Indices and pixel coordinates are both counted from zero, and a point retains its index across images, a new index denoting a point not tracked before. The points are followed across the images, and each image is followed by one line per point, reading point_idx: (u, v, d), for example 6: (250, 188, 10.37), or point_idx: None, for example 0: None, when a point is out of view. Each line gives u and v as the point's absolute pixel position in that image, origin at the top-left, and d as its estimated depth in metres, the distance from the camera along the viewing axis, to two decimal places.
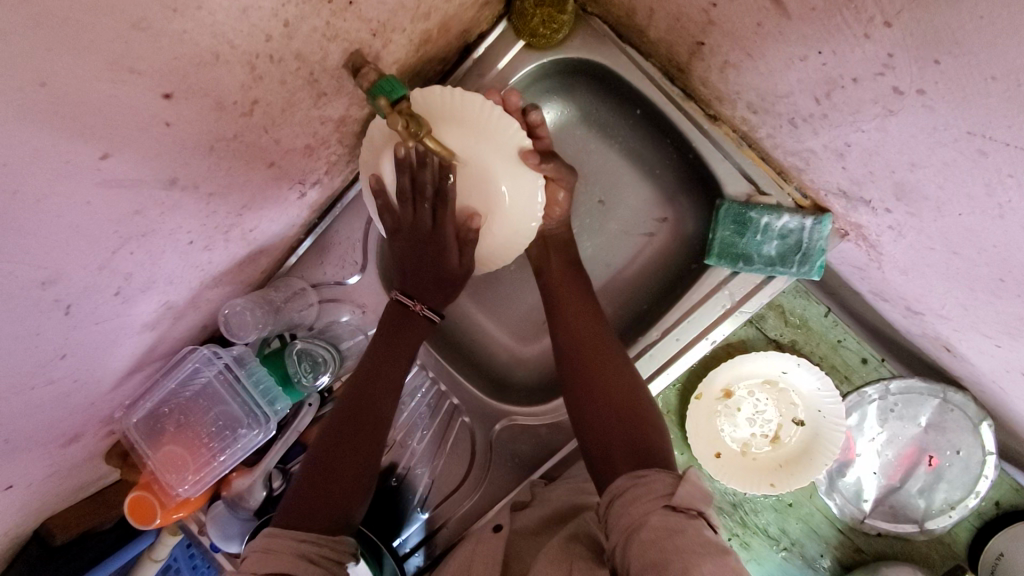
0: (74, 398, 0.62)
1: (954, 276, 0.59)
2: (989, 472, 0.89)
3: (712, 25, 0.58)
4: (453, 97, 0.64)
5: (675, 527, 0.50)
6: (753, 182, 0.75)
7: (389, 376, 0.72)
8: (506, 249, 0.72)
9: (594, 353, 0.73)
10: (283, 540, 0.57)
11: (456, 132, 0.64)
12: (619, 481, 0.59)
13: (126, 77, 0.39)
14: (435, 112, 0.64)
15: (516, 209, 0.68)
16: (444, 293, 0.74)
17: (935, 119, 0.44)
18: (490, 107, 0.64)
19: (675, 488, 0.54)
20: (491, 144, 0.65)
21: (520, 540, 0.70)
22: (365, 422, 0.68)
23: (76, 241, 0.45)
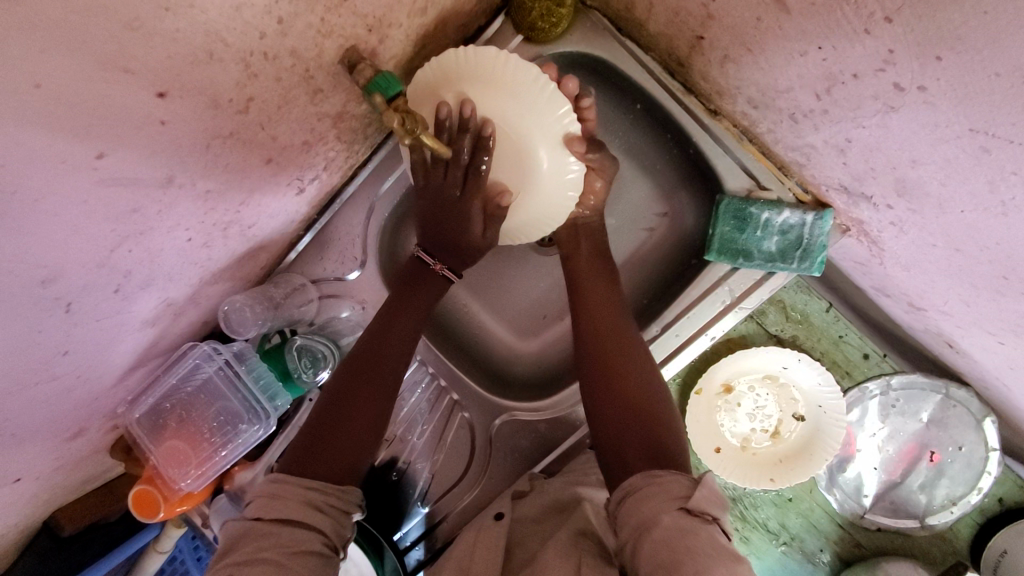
0: (77, 394, 0.63)
1: (957, 274, 0.59)
2: (991, 469, 0.88)
3: (711, 19, 0.57)
4: (508, 67, 0.60)
5: (687, 528, 0.50)
6: (753, 177, 0.75)
7: (388, 359, 0.71)
8: (529, 228, 0.71)
9: (621, 352, 0.72)
10: (290, 486, 0.57)
11: (504, 105, 0.61)
12: (634, 479, 0.58)
13: (119, 77, 0.39)
14: (483, 78, 0.61)
15: (547, 194, 0.66)
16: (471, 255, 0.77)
17: (937, 115, 0.43)
18: (544, 83, 0.60)
19: (692, 491, 0.54)
20: (539, 124, 0.61)
21: (524, 529, 0.71)
22: (374, 373, 0.69)
23: (74, 240, 0.45)
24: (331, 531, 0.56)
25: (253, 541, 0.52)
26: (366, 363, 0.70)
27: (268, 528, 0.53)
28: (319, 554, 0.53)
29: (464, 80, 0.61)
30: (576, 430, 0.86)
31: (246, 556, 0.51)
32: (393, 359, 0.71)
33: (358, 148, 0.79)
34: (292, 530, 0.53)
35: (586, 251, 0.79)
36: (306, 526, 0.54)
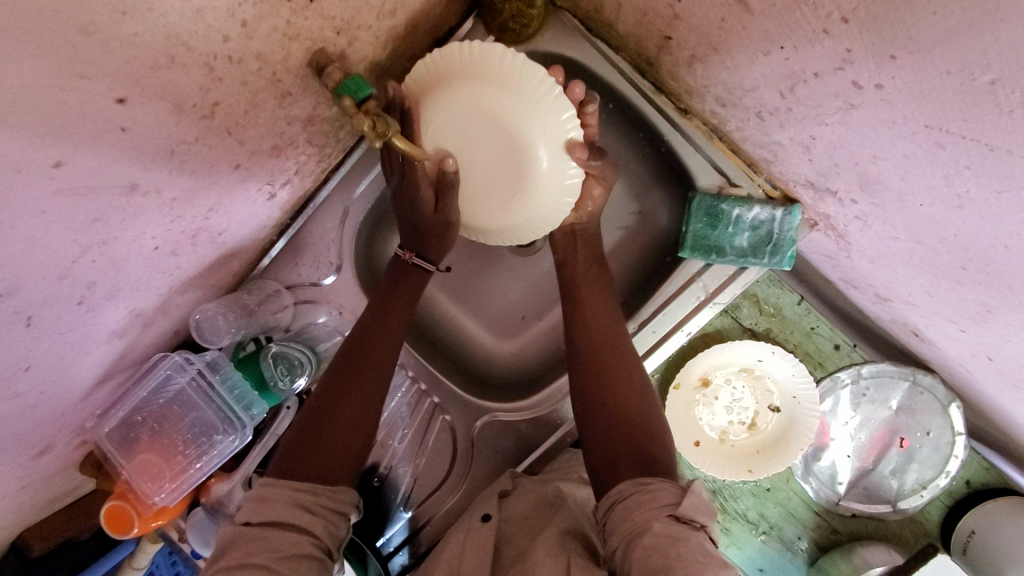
0: (40, 410, 0.61)
1: (920, 265, 0.61)
2: (958, 453, 0.91)
3: (677, 20, 0.58)
4: (520, 67, 0.59)
5: (677, 535, 0.50)
6: (724, 174, 0.76)
7: (378, 353, 0.70)
8: (519, 232, 0.69)
9: (614, 360, 0.72)
10: (277, 489, 0.56)
11: (509, 104, 0.60)
12: (622, 486, 0.58)
13: (75, 83, 0.37)
14: (492, 75, 0.60)
15: (544, 199, 0.64)
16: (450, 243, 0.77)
17: (894, 112, 0.44)
18: (553, 88, 0.59)
19: (681, 498, 0.54)
20: (541, 127, 0.60)
21: (512, 527, 0.70)
22: (363, 367, 0.68)
23: (34, 251, 0.44)
24: (321, 531, 0.55)
25: (242, 546, 0.51)
26: (356, 358, 0.69)
27: (260, 532, 0.52)
28: (312, 557, 0.53)
29: (473, 76, 0.60)
30: (558, 429, 0.86)
31: (236, 563, 0.50)
32: (380, 354, 0.70)
33: (329, 151, 0.78)
34: (282, 533, 0.53)
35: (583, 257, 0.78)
36: (296, 528, 0.54)
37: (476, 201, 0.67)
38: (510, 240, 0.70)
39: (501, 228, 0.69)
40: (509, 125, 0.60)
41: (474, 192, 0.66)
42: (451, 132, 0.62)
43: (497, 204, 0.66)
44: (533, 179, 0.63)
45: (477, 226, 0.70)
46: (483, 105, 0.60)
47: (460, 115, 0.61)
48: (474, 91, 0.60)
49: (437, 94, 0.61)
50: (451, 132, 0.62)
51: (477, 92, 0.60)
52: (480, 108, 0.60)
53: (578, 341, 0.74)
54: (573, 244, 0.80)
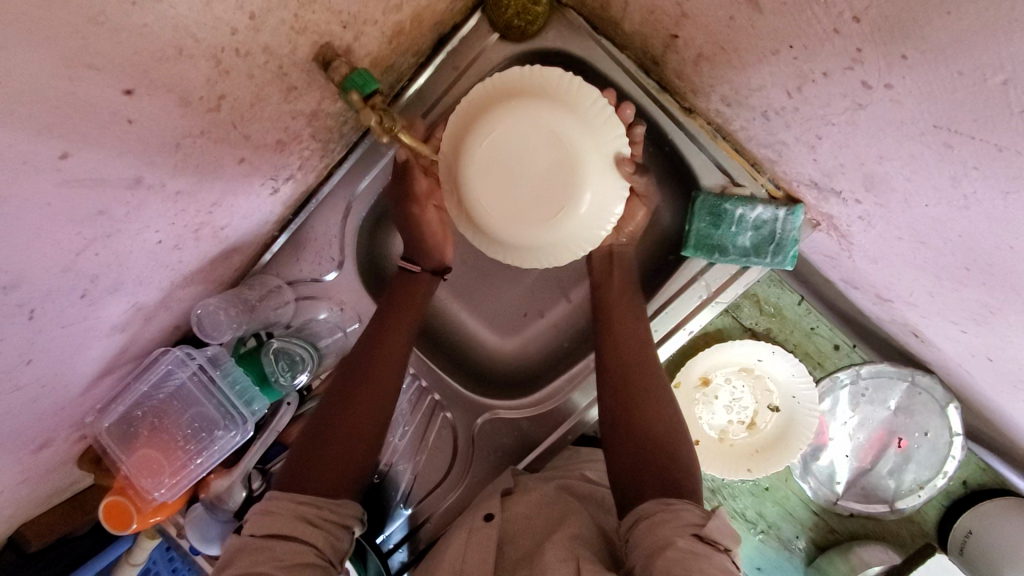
0: (40, 404, 0.60)
1: (922, 265, 0.61)
2: (956, 453, 0.92)
3: (685, 18, 0.58)
4: (573, 87, 0.63)
5: (700, 552, 0.51)
6: (727, 174, 0.76)
7: (386, 370, 0.71)
8: (563, 250, 0.66)
9: (637, 376, 0.72)
10: (281, 502, 0.57)
11: (567, 121, 0.62)
12: (647, 504, 0.59)
13: (84, 73, 0.37)
14: (549, 96, 0.63)
15: (595, 211, 0.64)
16: (435, 249, 0.81)
17: (902, 112, 0.44)
18: (606, 106, 0.63)
19: (705, 521, 0.55)
20: (595, 141, 0.63)
21: (515, 526, 0.70)
22: (370, 383, 0.69)
23: (39, 243, 0.43)
24: (322, 544, 0.55)
25: (250, 556, 0.51)
26: (363, 374, 0.70)
27: (263, 542, 0.53)
28: (316, 566, 0.53)
29: (529, 95, 0.63)
30: (559, 427, 0.86)
31: (239, 572, 0.50)
32: (388, 370, 0.71)
33: (333, 147, 0.78)
34: (285, 544, 0.53)
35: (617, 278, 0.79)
36: (303, 543, 0.54)
37: (523, 216, 0.65)
38: (551, 261, 0.68)
39: (545, 246, 0.66)
40: (565, 138, 0.62)
41: (523, 207, 0.64)
42: (507, 147, 0.63)
43: (546, 218, 0.64)
44: (587, 190, 0.63)
45: (519, 247, 0.67)
46: (542, 118, 0.62)
47: (517, 129, 0.63)
48: (532, 106, 0.62)
49: (494, 112, 0.63)
50: (507, 147, 0.63)
51: (534, 108, 0.62)
52: (537, 123, 0.62)
53: (607, 366, 0.74)
54: (608, 265, 0.81)
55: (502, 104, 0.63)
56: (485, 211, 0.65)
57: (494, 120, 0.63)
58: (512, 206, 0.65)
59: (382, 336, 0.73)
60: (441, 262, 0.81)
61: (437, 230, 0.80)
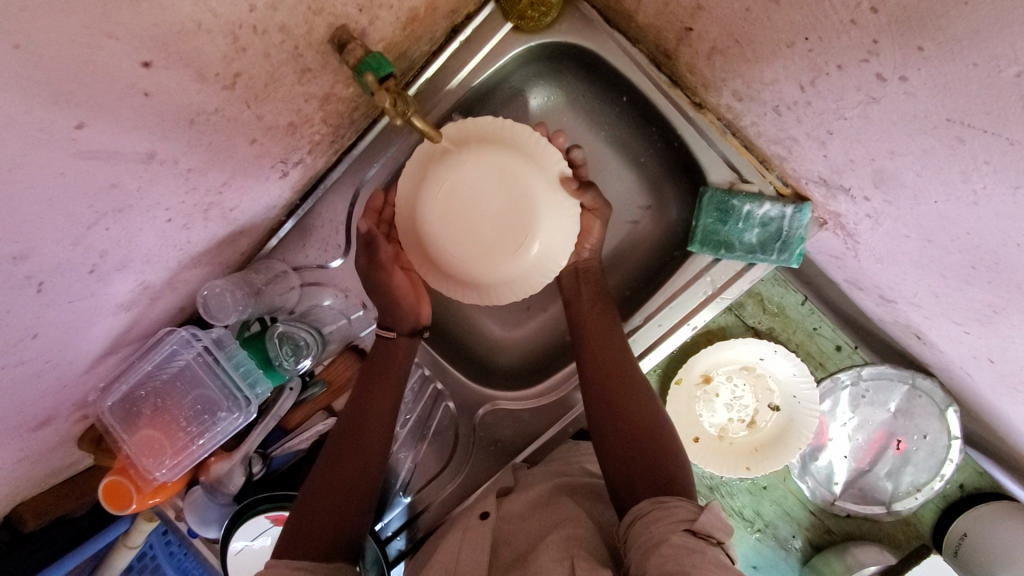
0: (45, 379, 0.61)
1: (928, 265, 0.61)
2: (954, 457, 0.92)
3: (701, 10, 0.58)
4: (503, 127, 0.69)
5: (693, 546, 0.51)
6: (735, 170, 0.76)
7: (371, 435, 0.74)
8: (533, 277, 0.72)
9: (624, 387, 0.73)
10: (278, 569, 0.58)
11: (504, 156, 0.68)
12: (641, 504, 0.59)
13: (103, 42, 0.37)
14: (482, 142, 0.69)
15: (552, 231, 0.70)
16: (410, 310, 0.80)
17: (916, 106, 0.44)
18: (536, 136, 0.69)
19: (698, 515, 0.55)
20: (537, 168, 0.69)
21: (510, 526, 0.70)
22: (354, 449, 0.72)
23: (51, 214, 0.44)
24: None
25: None
26: (348, 441, 0.73)
27: None
28: None
29: (464, 146, 0.69)
30: (557, 420, 0.86)
31: None
32: (373, 434, 0.74)
33: (343, 133, 0.78)
34: None
35: (587, 293, 0.81)
36: None
37: (489, 255, 0.70)
38: (524, 289, 0.72)
39: (516, 277, 0.71)
40: (509, 173, 0.68)
41: (487, 248, 0.70)
42: (460, 195, 0.69)
43: (511, 250, 0.69)
44: (541, 215, 0.69)
45: (492, 283, 0.72)
46: (484, 159, 0.68)
47: (464, 177, 0.69)
48: (471, 153, 0.68)
49: (439, 168, 0.69)
50: (459, 195, 0.69)
51: (473, 155, 0.68)
52: (480, 167, 0.68)
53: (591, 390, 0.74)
54: (577, 280, 0.82)
55: (445, 157, 0.69)
56: (457, 258, 0.70)
57: (442, 174, 0.69)
58: (477, 248, 0.70)
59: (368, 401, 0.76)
60: (415, 322, 0.80)
61: (407, 293, 0.80)
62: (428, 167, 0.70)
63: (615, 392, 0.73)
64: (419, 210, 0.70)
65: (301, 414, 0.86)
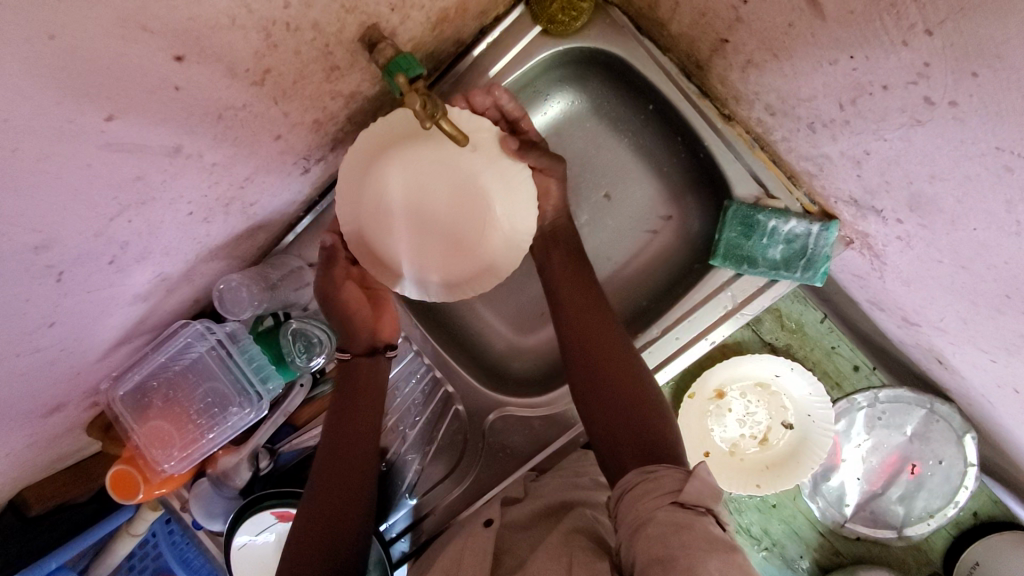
0: (58, 368, 0.60)
1: (959, 291, 0.60)
2: (969, 484, 0.90)
3: (739, 23, 0.57)
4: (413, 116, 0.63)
5: (680, 522, 0.50)
6: (762, 185, 0.75)
7: (363, 439, 0.75)
8: (509, 252, 0.70)
9: (626, 387, 0.70)
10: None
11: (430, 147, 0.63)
12: (630, 477, 0.59)
13: (138, 36, 0.37)
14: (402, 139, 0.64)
15: (509, 199, 0.67)
16: (365, 330, 0.79)
17: (964, 131, 0.43)
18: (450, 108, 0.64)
19: (684, 485, 0.54)
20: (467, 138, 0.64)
21: (512, 535, 0.70)
22: (349, 453, 0.74)
23: (74, 205, 0.43)
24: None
25: None
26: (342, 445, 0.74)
27: None
28: None
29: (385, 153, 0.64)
30: (571, 428, 0.85)
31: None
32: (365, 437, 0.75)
33: None
34: None
35: (565, 269, 0.79)
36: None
37: (457, 251, 0.68)
38: (506, 266, 0.71)
39: (495, 255, 0.69)
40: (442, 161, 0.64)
41: (457, 244, 0.68)
42: (414, 200, 0.65)
43: (478, 234, 0.67)
44: (490, 187, 0.66)
45: (472, 268, 0.69)
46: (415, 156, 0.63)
47: (407, 179, 0.64)
48: (394, 155, 0.63)
49: (372, 182, 0.65)
50: (408, 200, 0.65)
51: (401, 157, 0.63)
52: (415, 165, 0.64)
53: (586, 403, 0.71)
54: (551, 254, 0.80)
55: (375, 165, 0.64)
56: (431, 261, 0.69)
57: (381, 186, 0.65)
58: (443, 248, 0.68)
59: (356, 403, 0.77)
60: (371, 341, 0.80)
61: (359, 313, 0.78)
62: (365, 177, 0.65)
63: (620, 390, 0.69)
64: (372, 224, 0.67)
65: (311, 411, 0.85)
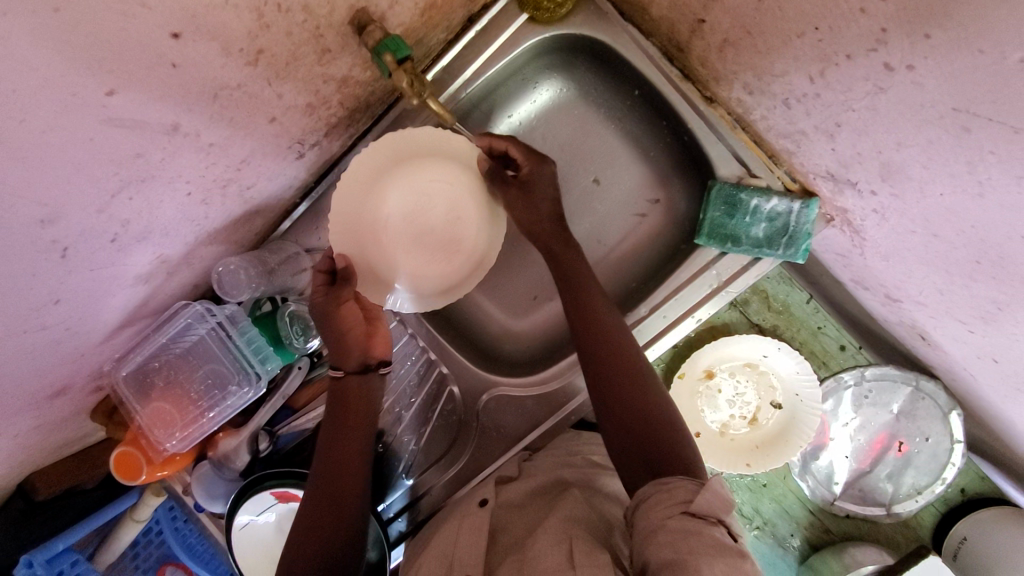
0: (62, 347, 0.62)
1: (934, 260, 0.62)
2: (956, 461, 0.92)
3: (714, 1, 0.59)
4: (402, 141, 0.72)
5: (691, 529, 0.51)
6: (745, 165, 0.77)
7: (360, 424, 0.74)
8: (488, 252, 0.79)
9: (628, 375, 0.70)
10: None
11: (424, 167, 0.74)
12: (644, 488, 0.59)
13: (137, 11, 0.39)
14: (396, 162, 0.73)
15: (485, 205, 0.78)
16: (358, 347, 0.76)
17: (923, 95, 0.45)
18: (431, 131, 0.73)
19: (696, 496, 0.55)
20: (448, 156, 0.75)
21: (506, 513, 0.71)
22: (346, 441, 0.73)
23: (78, 179, 0.45)
24: None
25: None
26: (336, 432, 0.73)
27: None
28: None
29: (382, 174, 0.73)
30: (562, 408, 0.86)
31: None
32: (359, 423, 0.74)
33: (359, 117, 0.78)
34: None
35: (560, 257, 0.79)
36: None
37: (447, 253, 0.77)
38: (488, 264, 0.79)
39: (483, 249, 0.79)
40: (432, 177, 0.74)
41: (447, 246, 0.77)
42: (408, 211, 0.75)
43: (464, 236, 0.78)
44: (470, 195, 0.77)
45: (465, 263, 0.78)
46: (410, 174, 0.73)
47: (406, 195, 0.74)
48: (392, 176, 0.73)
49: (373, 199, 0.73)
50: (406, 212, 0.74)
51: (397, 176, 0.73)
52: (402, 187, 0.74)
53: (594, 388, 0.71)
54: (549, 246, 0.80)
55: (374, 186, 0.73)
56: (426, 264, 0.77)
57: (381, 201, 0.74)
58: (436, 252, 0.77)
59: (349, 391, 0.76)
60: (364, 358, 0.77)
61: (355, 327, 0.76)
62: (361, 197, 0.73)
63: (622, 371, 0.70)
64: (372, 235, 0.74)
65: (309, 394, 0.86)
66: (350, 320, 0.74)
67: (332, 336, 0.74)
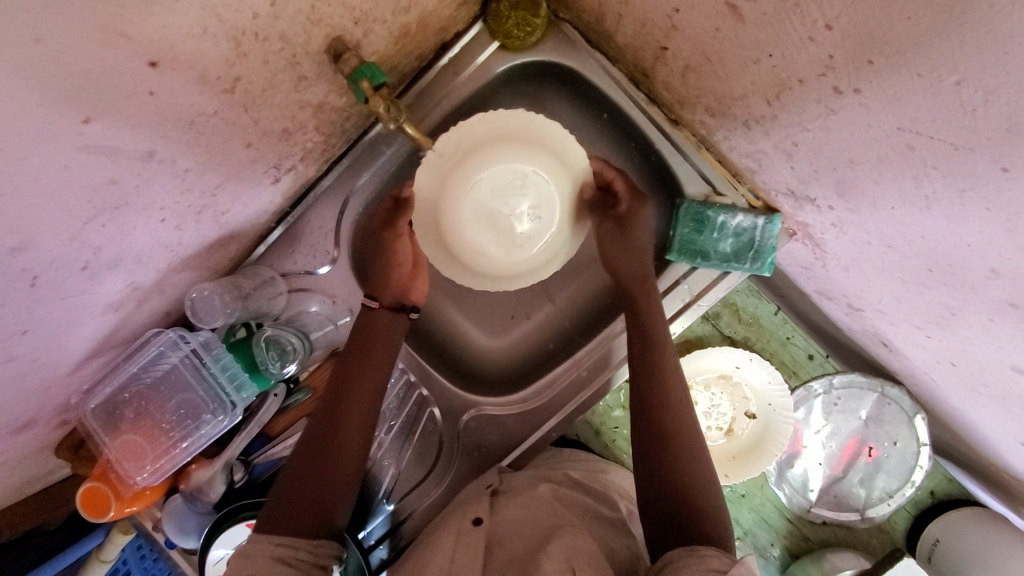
0: (29, 379, 0.61)
1: (890, 270, 0.65)
2: (923, 463, 0.95)
3: (674, 30, 0.62)
4: (504, 122, 0.69)
5: None
6: (711, 184, 0.81)
7: (358, 408, 0.72)
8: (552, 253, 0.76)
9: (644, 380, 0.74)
10: (257, 543, 0.58)
11: (511, 153, 0.70)
12: (673, 551, 0.58)
13: (115, 41, 0.39)
14: (490, 142, 0.71)
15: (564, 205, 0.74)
16: (398, 287, 0.80)
17: (870, 116, 0.48)
18: (534, 119, 0.70)
19: (729, 567, 0.53)
20: (543, 147, 0.71)
21: (503, 529, 0.69)
22: (341, 422, 0.70)
23: (52, 207, 0.45)
24: None
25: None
26: (332, 412, 0.71)
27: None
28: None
29: (472, 150, 0.70)
30: (542, 424, 0.87)
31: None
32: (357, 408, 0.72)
33: (335, 142, 0.80)
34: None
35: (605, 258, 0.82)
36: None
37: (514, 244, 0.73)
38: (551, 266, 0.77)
39: (534, 265, 0.76)
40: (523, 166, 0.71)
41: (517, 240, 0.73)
42: (485, 195, 0.71)
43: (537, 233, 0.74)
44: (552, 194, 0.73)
45: (531, 262, 0.75)
46: (499, 156, 0.70)
47: (488, 178, 0.71)
48: (484, 155, 0.70)
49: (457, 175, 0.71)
50: (484, 195, 0.71)
51: (484, 156, 0.70)
52: (489, 170, 0.71)
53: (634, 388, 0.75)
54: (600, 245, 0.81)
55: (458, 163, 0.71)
56: (491, 252, 0.74)
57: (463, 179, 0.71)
58: (505, 240, 0.73)
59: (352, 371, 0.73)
60: (400, 299, 0.80)
61: (402, 262, 0.79)
62: (441, 173, 0.71)
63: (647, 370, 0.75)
64: (446, 211, 0.72)
65: (286, 420, 0.85)
66: (399, 254, 0.79)
67: (381, 262, 0.79)
